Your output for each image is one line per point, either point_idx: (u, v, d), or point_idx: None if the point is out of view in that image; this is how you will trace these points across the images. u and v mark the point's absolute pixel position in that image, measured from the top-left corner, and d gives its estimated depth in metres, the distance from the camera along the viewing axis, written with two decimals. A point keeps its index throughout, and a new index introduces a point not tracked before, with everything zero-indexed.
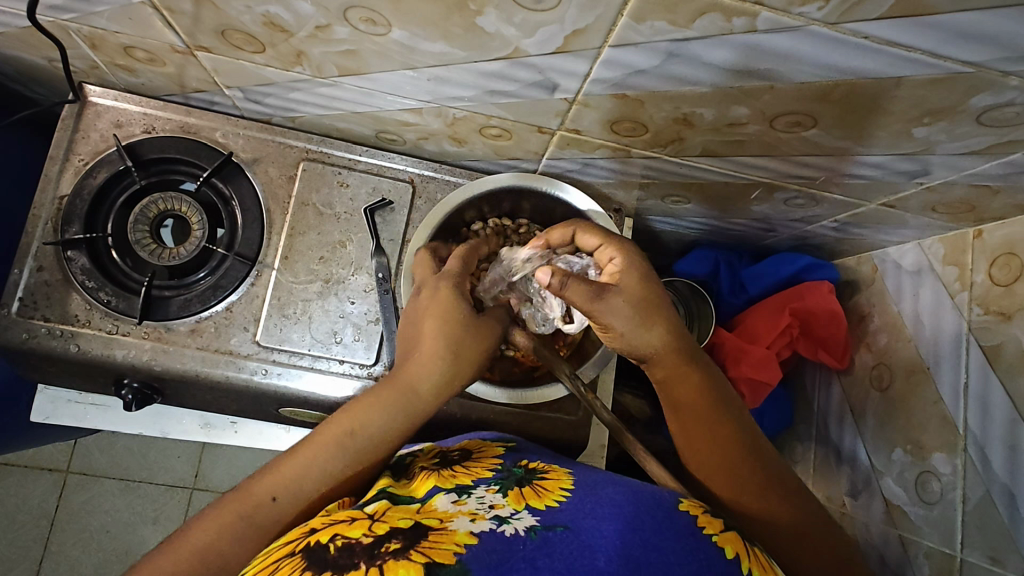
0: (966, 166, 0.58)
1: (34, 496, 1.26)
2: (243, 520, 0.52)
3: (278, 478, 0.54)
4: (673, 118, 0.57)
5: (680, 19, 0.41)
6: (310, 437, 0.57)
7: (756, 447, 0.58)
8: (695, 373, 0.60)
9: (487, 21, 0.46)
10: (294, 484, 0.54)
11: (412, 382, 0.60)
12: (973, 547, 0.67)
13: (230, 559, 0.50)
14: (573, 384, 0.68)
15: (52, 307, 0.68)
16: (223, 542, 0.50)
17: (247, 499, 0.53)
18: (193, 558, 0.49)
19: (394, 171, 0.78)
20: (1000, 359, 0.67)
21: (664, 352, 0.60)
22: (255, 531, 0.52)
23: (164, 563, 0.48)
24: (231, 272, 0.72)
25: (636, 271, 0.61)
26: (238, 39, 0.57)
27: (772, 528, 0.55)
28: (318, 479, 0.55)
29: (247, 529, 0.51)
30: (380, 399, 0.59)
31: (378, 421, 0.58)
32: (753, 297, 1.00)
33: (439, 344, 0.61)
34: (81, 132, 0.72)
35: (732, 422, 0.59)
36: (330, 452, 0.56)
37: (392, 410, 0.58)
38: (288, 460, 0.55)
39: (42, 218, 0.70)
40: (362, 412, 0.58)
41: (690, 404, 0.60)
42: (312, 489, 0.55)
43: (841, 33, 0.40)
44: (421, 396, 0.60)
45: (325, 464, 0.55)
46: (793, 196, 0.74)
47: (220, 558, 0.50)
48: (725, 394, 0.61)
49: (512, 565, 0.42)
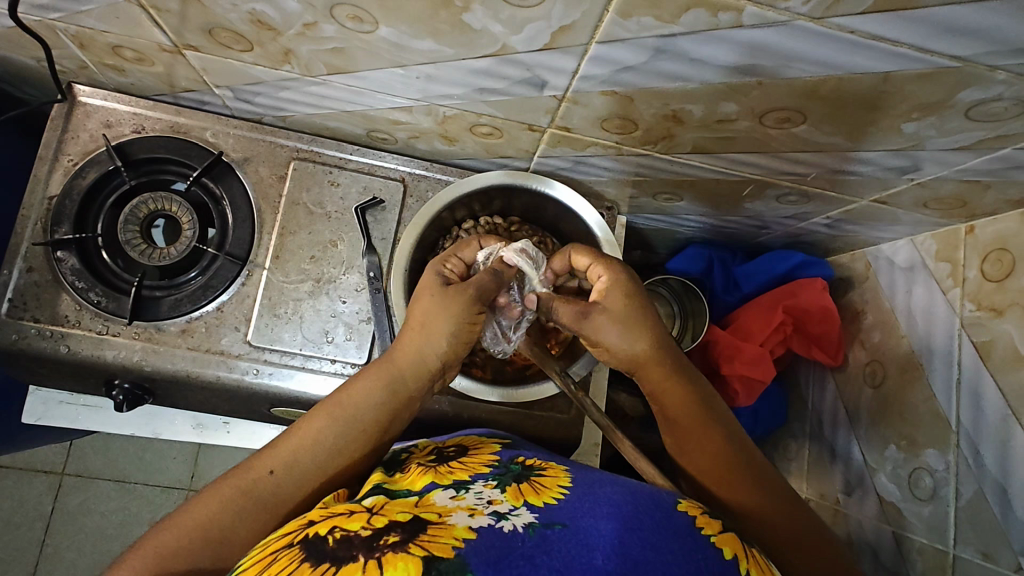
0: (956, 162, 0.58)
1: (29, 498, 1.26)
2: (241, 493, 0.52)
3: (274, 453, 0.55)
4: (663, 115, 0.57)
5: (666, 14, 0.41)
6: (306, 413, 0.58)
7: (747, 454, 0.59)
8: (687, 383, 0.62)
9: (474, 17, 0.46)
10: (291, 456, 0.55)
11: (399, 358, 0.61)
12: (966, 543, 0.67)
13: (231, 532, 0.50)
14: (563, 381, 0.69)
15: (41, 308, 0.68)
16: (221, 516, 0.51)
17: (245, 473, 0.53)
18: (195, 531, 0.50)
19: (385, 170, 0.78)
20: (992, 354, 0.67)
21: (650, 362, 0.63)
22: (253, 503, 0.52)
23: (167, 538, 0.49)
24: (222, 272, 0.72)
25: (621, 285, 0.64)
26: (226, 38, 0.57)
27: (768, 527, 0.55)
28: (313, 451, 0.55)
29: (245, 500, 0.52)
30: (369, 377, 0.60)
31: (367, 396, 0.59)
32: (746, 295, 1.00)
33: (423, 317, 0.62)
34: (71, 133, 0.72)
35: (724, 431, 0.60)
36: (324, 423, 0.57)
37: (382, 386, 0.60)
38: (286, 438, 0.56)
39: (32, 219, 0.69)
40: (353, 389, 0.59)
41: (682, 414, 0.61)
42: (309, 463, 0.55)
43: (827, 27, 0.40)
44: (405, 371, 0.61)
45: (319, 436, 0.56)
46: (786, 193, 0.74)
47: (220, 531, 0.50)
48: (717, 406, 0.62)
49: (510, 561, 0.42)
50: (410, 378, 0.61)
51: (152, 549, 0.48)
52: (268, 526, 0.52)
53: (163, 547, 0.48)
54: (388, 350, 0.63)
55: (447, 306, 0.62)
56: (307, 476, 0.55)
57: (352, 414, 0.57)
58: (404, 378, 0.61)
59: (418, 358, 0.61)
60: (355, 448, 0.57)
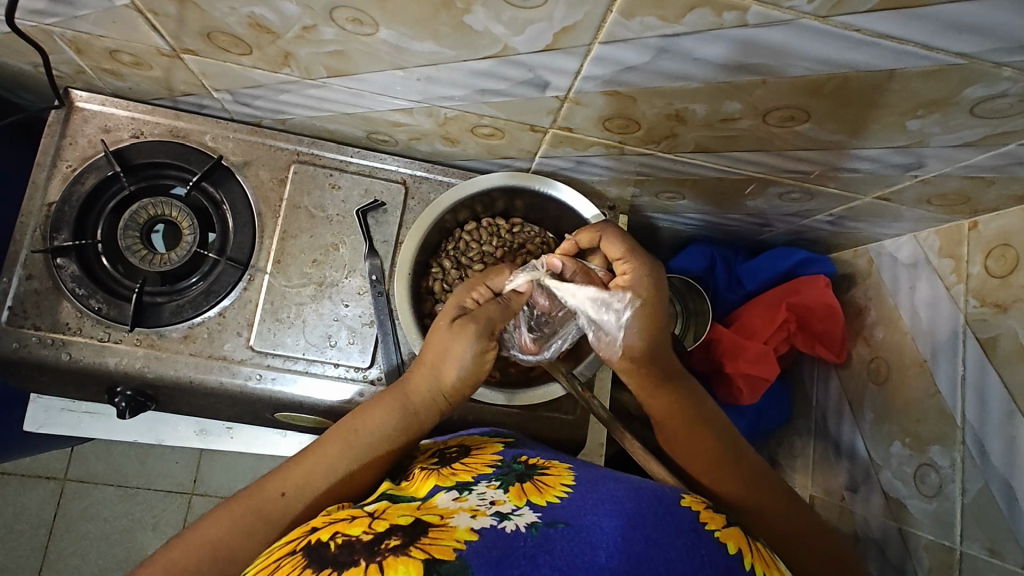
0: (960, 158, 0.58)
1: (32, 505, 1.26)
2: (250, 512, 0.53)
3: (288, 476, 0.56)
4: (666, 114, 0.57)
5: (670, 14, 0.41)
6: (325, 434, 0.59)
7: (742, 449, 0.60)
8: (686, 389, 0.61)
9: (475, 19, 0.45)
10: (303, 479, 0.56)
11: (411, 393, 0.60)
12: (972, 539, 0.67)
13: (237, 549, 0.52)
14: (570, 382, 0.70)
15: (42, 316, 0.68)
16: (230, 536, 0.52)
17: (255, 493, 0.54)
18: (203, 551, 0.51)
19: (386, 173, 0.78)
20: (997, 351, 0.66)
21: (645, 366, 0.58)
22: (261, 522, 0.53)
23: (176, 556, 0.50)
24: (223, 277, 0.71)
25: (648, 288, 0.57)
26: (225, 41, 0.56)
27: (766, 513, 0.58)
28: (325, 474, 0.56)
29: (252, 519, 0.53)
30: (380, 405, 0.60)
31: (380, 422, 0.59)
32: (749, 292, 1.00)
33: (436, 351, 0.60)
34: (69, 138, 0.71)
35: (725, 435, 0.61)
36: (338, 451, 0.57)
37: (393, 419, 0.59)
38: (298, 462, 0.57)
39: (30, 226, 0.69)
40: (368, 414, 0.59)
41: (677, 419, 0.60)
42: (319, 491, 0.56)
43: (832, 26, 0.40)
44: (418, 406, 0.60)
45: (331, 461, 0.57)
46: (788, 191, 0.73)
47: (227, 548, 0.52)
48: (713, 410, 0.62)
49: (512, 562, 0.42)
50: (422, 411, 0.60)
51: (160, 565, 0.50)
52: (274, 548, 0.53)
53: (172, 565, 0.50)
54: (404, 377, 0.62)
55: (458, 343, 0.59)
56: (318, 497, 0.55)
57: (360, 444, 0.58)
58: (416, 413, 0.60)
59: (429, 394, 0.60)
60: (364, 475, 0.58)
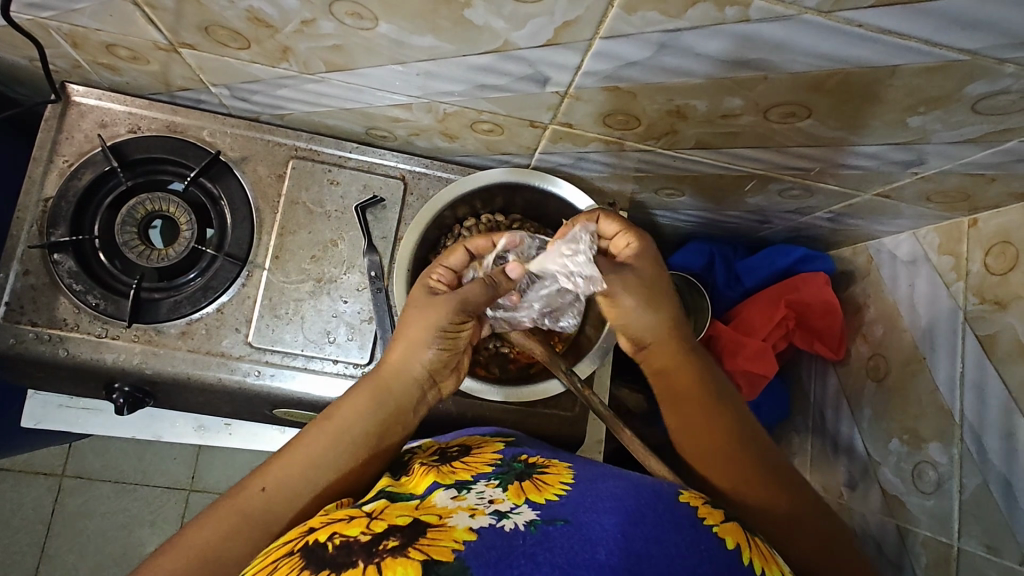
0: (960, 155, 0.58)
1: (29, 501, 1.25)
2: (232, 512, 0.53)
3: (267, 471, 0.56)
4: (666, 110, 0.57)
5: (671, 9, 0.40)
6: (302, 430, 0.59)
7: (749, 436, 0.61)
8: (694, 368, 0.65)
9: (475, 13, 0.45)
10: (282, 472, 0.55)
11: (388, 376, 0.61)
12: (970, 535, 0.67)
13: (222, 553, 0.51)
14: (568, 379, 0.68)
15: (39, 311, 0.67)
16: (215, 537, 0.51)
17: (238, 494, 0.54)
18: (189, 555, 0.50)
19: (385, 168, 0.77)
20: (996, 348, 0.66)
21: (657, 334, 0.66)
22: (246, 521, 0.53)
23: (162, 561, 0.49)
24: (222, 273, 0.71)
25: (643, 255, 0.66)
26: (223, 35, 0.56)
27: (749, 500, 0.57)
28: (306, 466, 0.56)
29: (236, 521, 0.52)
30: (357, 394, 0.60)
31: (357, 409, 0.59)
32: (748, 289, 1.01)
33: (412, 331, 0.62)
34: (65, 133, 0.71)
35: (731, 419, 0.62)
36: (316, 441, 0.57)
37: (369, 405, 0.59)
38: (278, 458, 0.57)
39: (27, 220, 0.69)
40: (345, 406, 0.59)
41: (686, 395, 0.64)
42: (302, 483, 0.55)
43: (835, 21, 0.40)
44: (395, 387, 0.61)
45: (310, 452, 0.57)
46: (788, 188, 0.73)
47: (212, 552, 0.51)
48: (722, 390, 0.64)
49: (511, 561, 0.42)
50: (398, 391, 0.61)
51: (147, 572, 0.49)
52: (260, 542, 0.52)
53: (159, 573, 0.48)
54: (377, 366, 0.63)
55: (430, 315, 0.61)
56: (297, 486, 0.55)
57: (345, 438, 0.58)
58: (392, 392, 0.61)
59: (405, 372, 0.62)
60: (348, 461, 0.57)
